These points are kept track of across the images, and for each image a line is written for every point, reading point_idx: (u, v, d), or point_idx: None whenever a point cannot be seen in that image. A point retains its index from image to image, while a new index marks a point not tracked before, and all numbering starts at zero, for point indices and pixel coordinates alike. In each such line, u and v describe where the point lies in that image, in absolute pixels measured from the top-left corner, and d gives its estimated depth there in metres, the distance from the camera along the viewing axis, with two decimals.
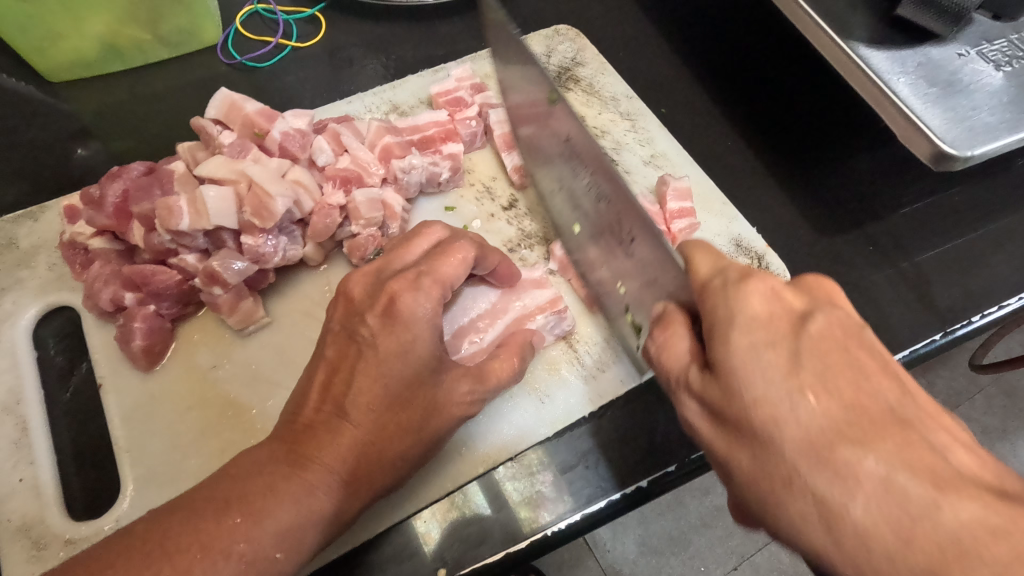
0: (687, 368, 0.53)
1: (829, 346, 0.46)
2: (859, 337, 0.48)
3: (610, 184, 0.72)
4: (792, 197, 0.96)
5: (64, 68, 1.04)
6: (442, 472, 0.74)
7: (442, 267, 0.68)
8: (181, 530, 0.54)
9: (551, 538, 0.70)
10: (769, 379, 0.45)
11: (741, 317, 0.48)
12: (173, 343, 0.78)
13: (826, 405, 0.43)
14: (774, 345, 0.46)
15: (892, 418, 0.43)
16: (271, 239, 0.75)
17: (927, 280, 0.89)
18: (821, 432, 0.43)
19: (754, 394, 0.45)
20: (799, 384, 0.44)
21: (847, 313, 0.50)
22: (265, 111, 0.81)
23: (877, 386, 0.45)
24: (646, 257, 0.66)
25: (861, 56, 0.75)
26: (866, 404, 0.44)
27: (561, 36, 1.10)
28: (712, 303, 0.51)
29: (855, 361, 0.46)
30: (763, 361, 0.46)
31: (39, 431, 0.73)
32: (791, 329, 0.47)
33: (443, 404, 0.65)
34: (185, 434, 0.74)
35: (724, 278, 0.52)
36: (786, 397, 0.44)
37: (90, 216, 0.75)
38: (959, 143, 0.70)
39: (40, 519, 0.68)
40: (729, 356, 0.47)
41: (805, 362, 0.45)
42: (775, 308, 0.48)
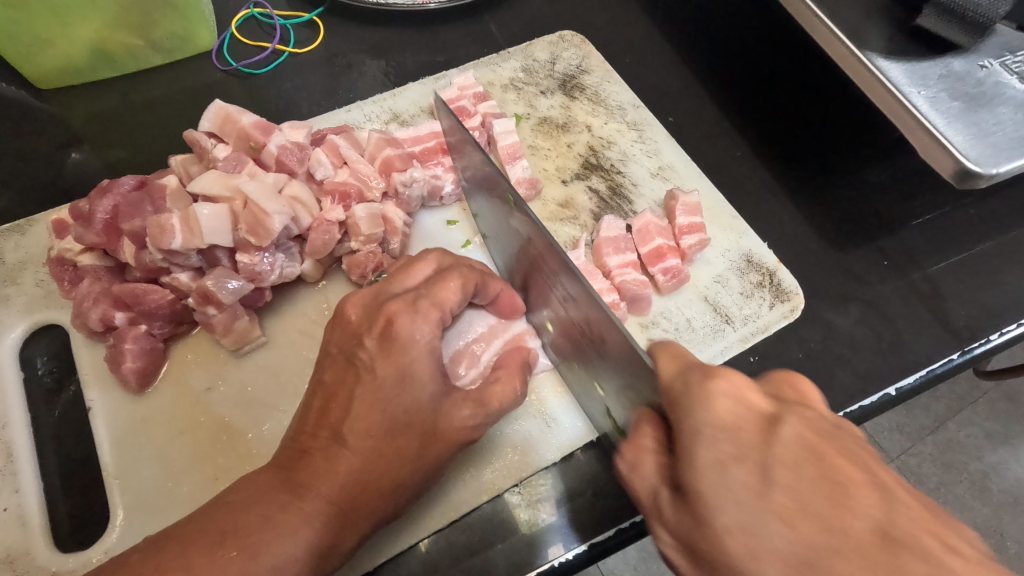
0: (656, 490, 0.46)
1: (802, 455, 0.38)
2: (840, 442, 0.39)
3: (565, 274, 0.66)
4: (804, 210, 0.94)
5: (53, 75, 1.01)
6: (445, 500, 0.71)
7: (442, 294, 0.65)
8: (176, 565, 0.51)
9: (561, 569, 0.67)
10: (738, 503, 0.38)
11: (706, 428, 0.41)
12: (165, 364, 0.75)
13: (803, 533, 0.35)
14: (741, 461, 0.39)
15: (881, 542, 0.34)
16: (267, 256, 0.73)
17: (942, 296, 0.87)
18: (802, 569, 0.34)
19: (724, 525, 0.38)
20: (770, 506, 0.36)
21: (819, 413, 0.41)
22: (261, 124, 0.79)
23: (862, 500, 0.36)
24: (616, 363, 0.61)
25: (880, 69, 0.72)
26: (851, 530, 0.34)
27: (565, 42, 1.08)
28: (676, 408, 0.44)
29: (835, 473, 0.37)
30: (730, 480, 0.38)
31: (25, 457, 0.70)
32: (761, 437, 0.39)
33: (442, 430, 0.62)
34: (177, 460, 0.71)
35: (685, 380, 0.45)
36: (758, 524, 0.37)
37: (79, 232, 0.71)
38: (983, 160, 0.67)
39: (25, 551, 0.65)
40: (694, 477, 0.40)
41: (776, 477, 0.37)
42: (742, 413, 0.41)
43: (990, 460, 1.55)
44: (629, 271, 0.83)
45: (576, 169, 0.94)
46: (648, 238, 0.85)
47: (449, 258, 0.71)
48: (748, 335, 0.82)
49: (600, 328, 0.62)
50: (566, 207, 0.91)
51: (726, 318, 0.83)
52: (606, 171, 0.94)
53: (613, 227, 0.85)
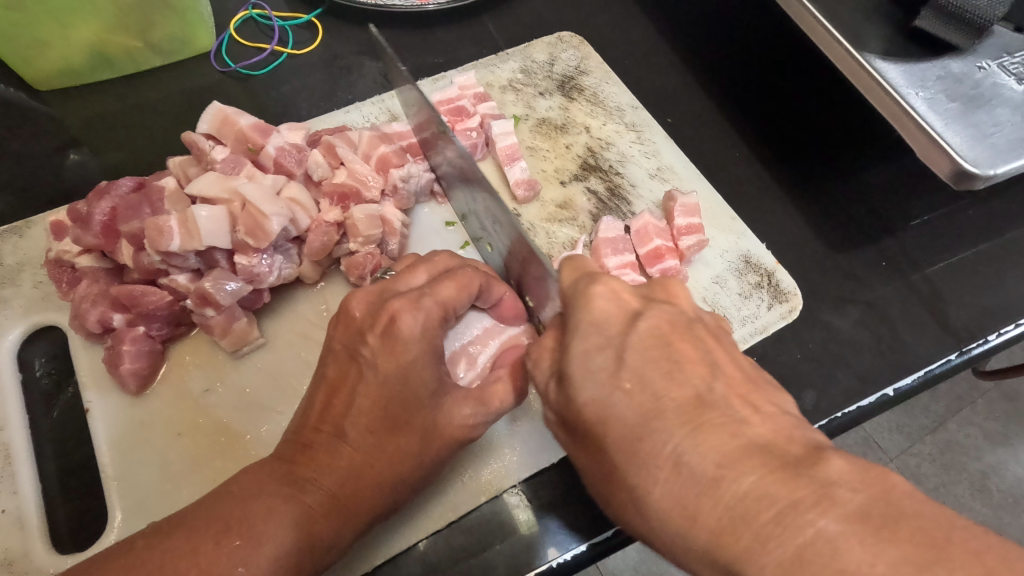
0: (547, 380, 0.56)
1: (653, 343, 0.49)
2: (687, 332, 0.51)
3: (493, 201, 0.76)
4: (802, 211, 0.94)
5: (52, 77, 1.01)
6: (442, 500, 0.71)
7: (442, 291, 0.64)
8: (181, 552, 0.51)
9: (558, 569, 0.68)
10: (597, 382, 0.49)
11: (583, 324, 0.51)
12: (163, 366, 0.75)
13: (639, 400, 0.47)
14: (604, 349, 0.50)
15: (694, 404, 0.46)
16: (265, 258, 0.73)
17: (941, 297, 0.87)
18: (634, 424, 0.46)
19: (586, 400, 0.49)
20: (618, 382, 0.48)
21: (678, 310, 0.53)
22: (259, 125, 0.78)
23: (690, 373, 0.48)
24: (539, 276, 0.71)
25: (878, 70, 0.72)
26: (674, 394, 0.46)
27: (564, 43, 1.08)
28: (569, 309, 0.54)
29: (675, 355, 0.49)
30: (594, 364, 0.49)
31: (23, 459, 0.70)
32: (623, 328, 0.50)
33: (442, 427, 0.62)
34: (175, 462, 0.71)
35: (579, 286, 0.55)
36: (608, 395, 0.48)
37: (77, 234, 0.71)
38: (982, 162, 0.67)
39: (23, 554, 0.65)
40: (571, 363, 0.50)
41: (628, 360, 0.48)
42: (612, 309, 0.52)
43: (989, 460, 1.55)
44: (628, 273, 0.83)
45: (575, 170, 0.94)
46: (647, 239, 0.85)
47: (454, 260, 0.71)
48: (746, 335, 0.83)
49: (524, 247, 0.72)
50: (564, 208, 0.91)
51: (724, 320, 0.84)
52: (604, 173, 0.94)
53: (612, 227, 0.85)
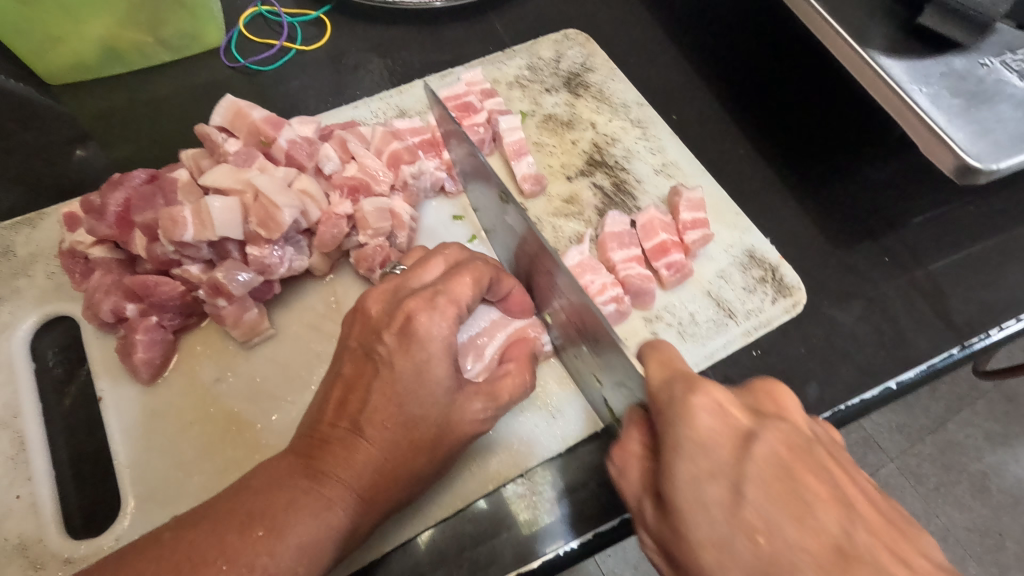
0: (641, 497, 0.52)
1: (775, 473, 0.42)
2: (810, 458, 0.44)
3: (559, 274, 0.70)
4: (807, 208, 0.95)
5: (63, 71, 1.02)
6: (450, 489, 0.72)
7: (457, 287, 0.65)
8: (207, 541, 0.52)
9: (565, 559, 0.68)
10: (711, 519, 0.42)
11: (685, 444, 0.44)
12: (175, 355, 0.76)
13: (769, 548, 0.40)
14: (715, 479, 0.43)
15: (839, 559, 0.39)
16: (277, 249, 0.74)
17: (943, 293, 0.88)
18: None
19: (698, 537, 0.43)
20: (741, 523, 0.41)
21: (794, 427, 0.45)
22: (272, 119, 0.80)
23: (824, 517, 0.40)
24: (610, 359, 0.66)
25: (882, 66, 0.73)
26: (812, 544, 0.39)
27: (570, 41, 1.09)
28: (664, 419, 0.47)
29: (802, 489, 0.41)
30: (705, 498, 0.43)
31: (37, 447, 0.71)
32: (735, 454, 0.43)
33: (454, 424, 0.63)
34: (187, 451, 0.72)
35: (671, 393, 0.48)
36: (727, 539, 0.41)
37: (91, 224, 0.72)
38: (985, 155, 0.68)
39: (38, 538, 0.66)
40: (675, 494, 0.44)
41: (749, 496, 0.41)
42: (720, 429, 0.44)
43: (989, 460, 1.55)
44: (633, 266, 0.84)
45: (581, 165, 0.95)
46: (652, 233, 0.86)
47: (464, 252, 0.71)
48: (751, 329, 0.83)
49: (593, 329, 0.66)
50: (571, 202, 0.92)
51: (729, 313, 0.84)
52: (610, 168, 0.95)
53: (618, 222, 0.86)
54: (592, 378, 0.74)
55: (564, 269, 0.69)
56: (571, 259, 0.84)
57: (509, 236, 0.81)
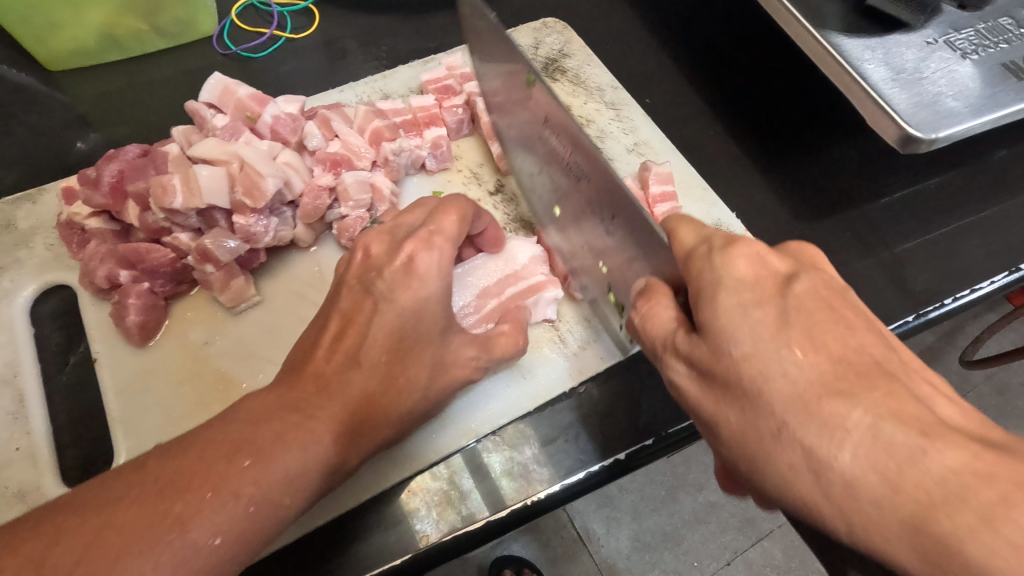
0: (674, 331, 0.55)
1: (816, 305, 0.48)
2: (844, 298, 0.50)
3: (585, 158, 0.74)
4: (773, 184, 0.99)
5: (64, 57, 1.06)
6: (427, 443, 0.76)
7: (445, 224, 0.69)
8: (193, 467, 0.51)
9: (543, 503, 0.73)
10: (757, 338, 0.46)
11: (730, 281, 0.50)
12: (166, 321, 0.81)
13: (813, 357, 0.45)
14: (762, 305, 0.48)
15: (878, 369, 0.44)
16: (262, 219, 0.78)
17: (903, 266, 0.92)
18: (810, 384, 0.44)
19: (744, 349, 0.47)
20: (786, 339, 0.45)
21: (829, 276, 0.51)
22: (257, 96, 0.84)
23: (862, 340, 0.46)
24: (626, 234, 0.70)
25: (832, 43, 0.78)
26: (851, 357, 0.45)
27: (548, 28, 1.13)
28: (698, 267, 0.52)
29: (843, 318, 0.47)
30: (752, 318, 0.47)
31: (36, 403, 0.75)
32: (777, 290, 0.48)
33: (449, 364, 0.68)
34: (177, 407, 0.76)
35: (710, 245, 0.53)
36: (774, 352, 0.45)
37: (87, 195, 0.77)
38: (925, 126, 0.72)
39: (36, 486, 0.70)
40: (716, 316, 0.49)
41: (795, 320, 0.46)
42: (760, 272, 0.50)
43: None
44: None
45: None
46: None
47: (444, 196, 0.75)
48: None
49: (613, 204, 0.71)
50: None
51: None
52: None
53: None
54: (598, 265, 0.78)
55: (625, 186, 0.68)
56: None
57: (558, 176, 0.81)
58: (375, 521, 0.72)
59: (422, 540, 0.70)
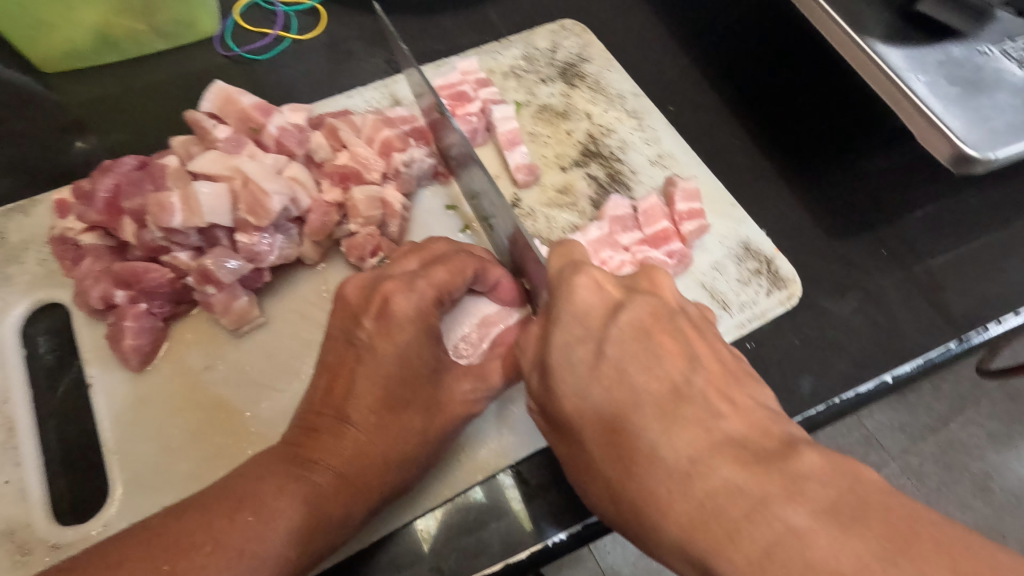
0: (534, 368, 0.59)
1: (635, 336, 0.51)
2: (670, 325, 0.52)
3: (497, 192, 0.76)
4: (802, 199, 0.94)
5: (59, 59, 1.02)
6: (439, 480, 0.72)
7: (437, 274, 0.65)
8: (196, 527, 0.52)
9: (552, 547, 0.68)
10: (579, 374, 0.51)
11: (565, 316, 0.54)
12: (164, 344, 0.76)
13: (613, 389, 0.49)
14: (585, 341, 0.52)
15: (671, 394, 0.48)
16: (266, 237, 0.73)
17: (941, 287, 0.87)
18: (610, 411, 0.49)
19: (565, 387, 0.52)
20: (599, 372, 0.50)
21: (664, 302, 0.54)
22: (262, 105, 0.79)
23: (665, 363, 0.50)
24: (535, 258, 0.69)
25: (878, 54, 0.72)
26: (651, 385, 0.48)
27: (566, 31, 1.08)
28: (553, 299, 0.56)
29: (655, 347, 0.50)
30: (574, 355, 0.52)
31: (25, 432, 0.71)
32: (603, 321, 0.52)
33: (444, 402, 0.64)
34: (175, 437, 0.72)
35: (563, 275, 0.56)
36: (586, 385, 0.51)
37: (82, 211, 0.73)
38: (981, 144, 0.67)
39: (25, 523, 0.66)
40: (551, 355, 0.53)
41: (608, 352, 0.50)
42: (595, 298, 0.54)
43: (992, 460, 1.54)
44: (649, 250, 0.83)
45: (575, 156, 0.95)
46: (653, 219, 0.85)
47: (447, 246, 0.71)
48: (744, 321, 0.83)
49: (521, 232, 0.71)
50: (565, 193, 0.91)
51: (723, 305, 0.84)
52: (605, 159, 0.94)
53: (620, 205, 0.85)
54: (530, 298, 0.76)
55: (520, 228, 0.71)
56: (590, 236, 0.83)
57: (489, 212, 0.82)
58: (387, 559, 0.67)
59: None
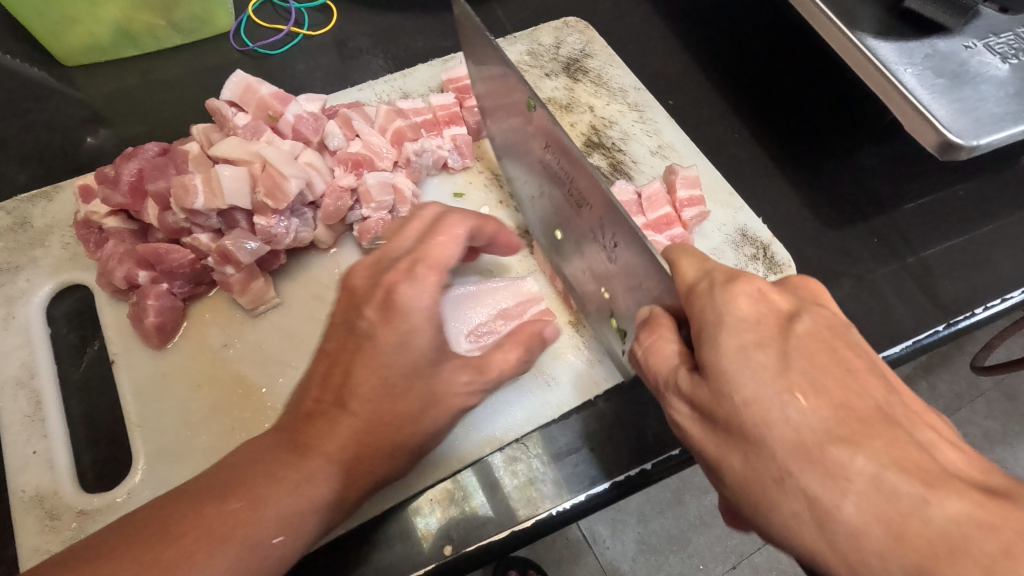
0: (676, 370, 0.52)
1: (818, 347, 0.45)
2: (849, 341, 0.47)
3: (582, 183, 0.69)
4: (798, 190, 0.97)
5: (79, 53, 1.05)
6: (449, 453, 0.75)
7: (432, 250, 0.66)
8: (183, 516, 0.52)
9: (538, 525, 0.71)
10: (760, 379, 0.44)
11: (731, 320, 0.47)
12: (185, 323, 0.79)
13: (815, 403, 0.42)
14: (763, 346, 0.45)
15: (880, 416, 0.42)
16: (283, 220, 0.77)
17: (932, 275, 0.90)
18: (812, 432, 0.41)
19: (741, 389, 0.44)
20: (789, 383, 0.43)
21: (831, 314, 0.49)
22: (279, 95, 0.83)
23: (866, 384, 0.44)
24: (629, 265, 0.65)
25: (868, 47, 0.76)
26: (858, 406, 0.42)
27: (570, 27, 1.11)
28: (699, 305, 0.50)
29: (846, 363, 0.45)
30: (753, 361, 0.45)
31: (53, 405, 0.74)
32: (779, 330, 0.46)
33: (441, 395, 0.65)
34: (195, 411, 0.75)
35: (711, 281, 0.51)
36: (777, 396, 0.43)
37: (106, 194, 0.76)
38: (965, 133, 0.71)
39: (54, 491, 0.69)
40: (718, 358, 0.46)
41: (796, 362, 0.44)
42: (763, 309, 0.48)
43: (988, 458, 1.57)
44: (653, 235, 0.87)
45: (579, 147, 0.98)
46: (657, 205, 0.88)
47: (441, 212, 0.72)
48: None
49: (613, 233, 0.66)
50: None
51: None
52: (608, 149, 0.98)
53: (625, 190, 0.90)
54: (601, 290, 0.74)
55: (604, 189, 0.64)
56: None
57: (558, 198, 0.76)
58: (388, 534, 0.70)
59: (445, 551, 0.69)
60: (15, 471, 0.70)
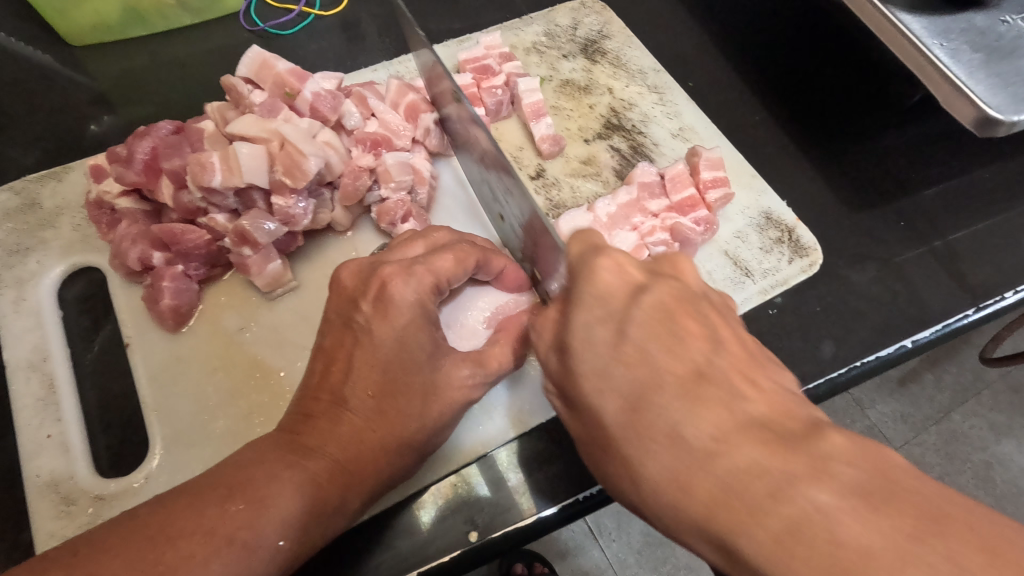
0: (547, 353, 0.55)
1: (659, 316, 0.47)
2: (693, 308, 0.48)
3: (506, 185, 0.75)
4: (820, 172, 0.95)
5: (87, 31, 1.03)
6: (472, 434, 0.74)
7: (437, 262, 0.64)
8: (188, 515, 0.50)
9: (542, 523, 0.69)
10: (597, 352, 0.46)
11: (585, 294, 0.49)
12: (199, 306, 0.77)
13: (639, 375, 0.44)
14: (607, 321, 0.47)
15: (700, 380, 0.43)
16: (301, 201, 0.75)
17: (959, 259, 0.88)
18: (632, 396, 0.44)
19: (583, 366, 0.47)
20: (620, 354, 0.45)
21: (683, 285, 0.50)
22: (296, 71, 0.81)
23: (694, 350, 0.45)
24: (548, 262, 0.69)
25: (903, 22, 0.73)
26: (675, 369, 0.44)
27: (587, 8, 1.09)
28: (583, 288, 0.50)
29: (678, 329, 0.46)
30: (594, 336, 0.47)
31: (66, 388, 0.72)
32: (625, 300, 0.47)
33: (443, 387, 0.62)
34: (212, 396, 0.73)
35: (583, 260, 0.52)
36: (607, 366, 0.45)
37: (119, 172, 0.73)
38: (1005, 107, 0.69)
39: (69, 475, 0.68)
40: (570, 333, 0.48)
41: (631, 333, 0.46)
42: (619, 282, 0.49)
43: (994, 451, 1.55)
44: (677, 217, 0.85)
45: (598, 129, 0.96)
46: (680, 186, 0.86)
47: (451, 235, 0.70)
48: (766, 288, 0.85)
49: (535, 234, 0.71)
50: (588, 163, 0.93)
51: (746, 272, 0.86)
52: (627, 132, 0.96)
53: (648, 171, 0.87)
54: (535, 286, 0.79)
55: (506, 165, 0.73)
56: (619, 199, 0.85)
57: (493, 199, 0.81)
58: (414, 519, 0.68)
59: (470, 537, 0.67)
60: (27, 455, 0.69)
